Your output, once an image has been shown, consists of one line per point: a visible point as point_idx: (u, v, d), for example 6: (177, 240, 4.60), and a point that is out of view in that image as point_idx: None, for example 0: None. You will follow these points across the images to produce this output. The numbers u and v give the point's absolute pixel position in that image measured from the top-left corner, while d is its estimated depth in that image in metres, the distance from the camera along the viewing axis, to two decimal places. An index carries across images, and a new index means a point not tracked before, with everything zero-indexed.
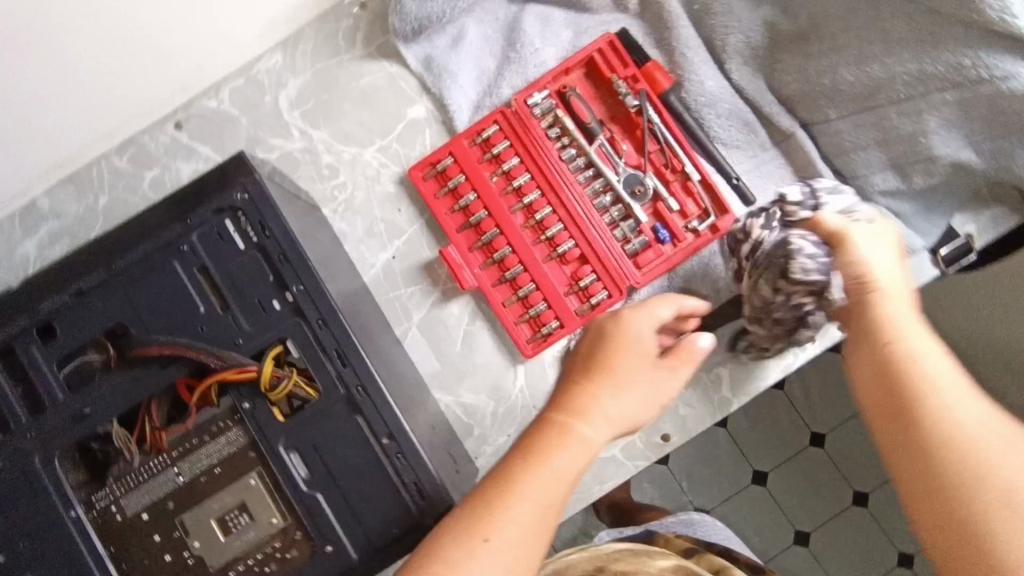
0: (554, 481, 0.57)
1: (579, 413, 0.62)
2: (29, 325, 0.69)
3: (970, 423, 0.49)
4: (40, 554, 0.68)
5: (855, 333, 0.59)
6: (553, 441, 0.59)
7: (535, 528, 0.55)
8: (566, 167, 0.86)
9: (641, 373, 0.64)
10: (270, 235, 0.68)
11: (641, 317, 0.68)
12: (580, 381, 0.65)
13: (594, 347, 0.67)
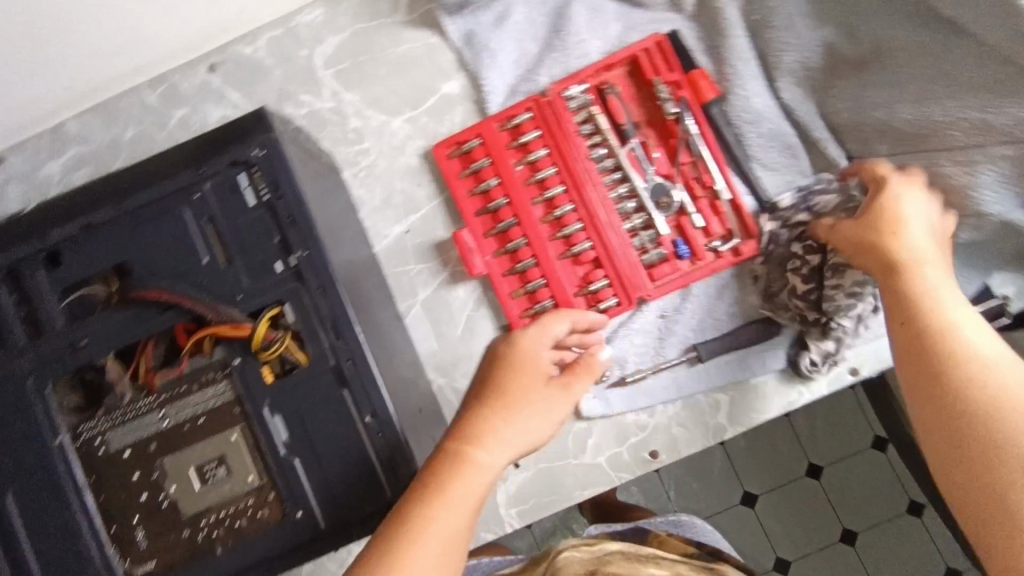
0: (452, 512, 0.58)
1: (474, 438, 0.63)
2: (37, 249, 0.69)
3: (1013, 384, 0.53)
4: (19, 477, 0.67)
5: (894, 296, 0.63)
6: (450, 476, 0.60)
7: (442, 560, 0.57)
8: (594, 165, 0.83)
9: (534, 396, 0.67)
10: (282, 194, 0.67)
11: (531, 337, 0.71)
12: (475, 409, 0.66)
13: (491, 375, 0.68)
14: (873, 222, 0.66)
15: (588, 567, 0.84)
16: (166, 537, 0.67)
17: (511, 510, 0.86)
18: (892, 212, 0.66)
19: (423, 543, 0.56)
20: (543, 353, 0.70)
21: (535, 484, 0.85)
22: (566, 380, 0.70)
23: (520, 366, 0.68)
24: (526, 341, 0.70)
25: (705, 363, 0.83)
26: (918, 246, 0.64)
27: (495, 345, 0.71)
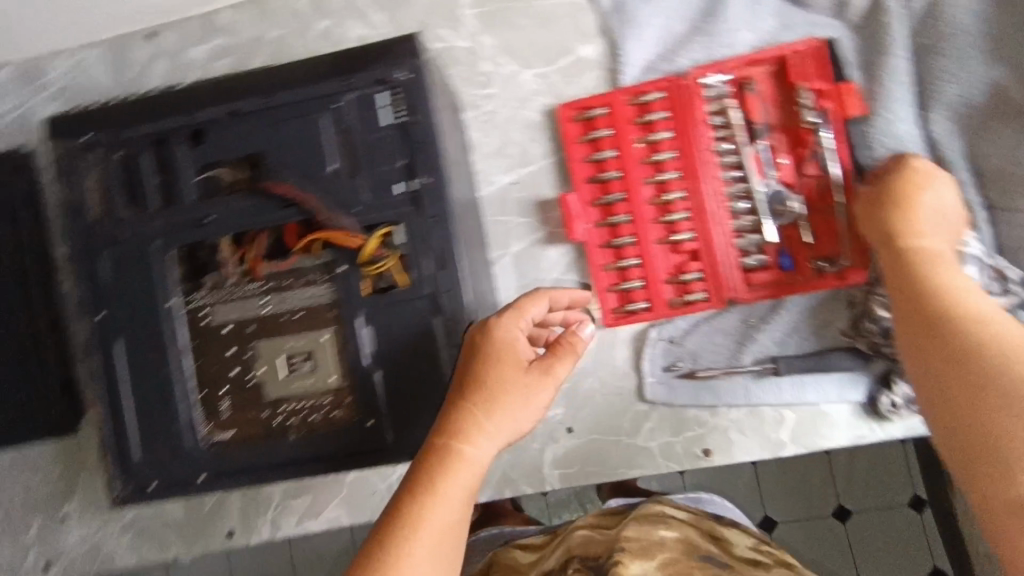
0: (445, 508, 0.60)
1: (461, 434, 0.63)
2: (184, 124, 0.73)
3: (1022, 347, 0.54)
4: (130, 330, 0.73)
5: (903, 274, 0.65)
6: (440, 474, 0.61)
7: (437, 554, 0.59)
8: (715, 158, 0.82)
9: (511, 390, 0.65)
10: (416, 120, 0.69)
11: (506, 324, 0.67)
12: (457, 403, 0.65)
13: (470, 368, 0.66)
14: (891, 197, 0.69)
15: (604, 548, 0.89)
16: (247, 412, 0.73)
17: (554, 470, 0.88)
18: (911, 193, 0.68)
19: (418, 543, 0.58)
20: (521, 346, 0.67)
21: (583, 452, 0.88)
22: (544, 364, 0.68)
23: (500, 363, 0.66)
24: (504, 334, 0.67)
25: (781, 376, 0.81)
26: (930, 225, 0.67)
27: (471, 333, 0.68)
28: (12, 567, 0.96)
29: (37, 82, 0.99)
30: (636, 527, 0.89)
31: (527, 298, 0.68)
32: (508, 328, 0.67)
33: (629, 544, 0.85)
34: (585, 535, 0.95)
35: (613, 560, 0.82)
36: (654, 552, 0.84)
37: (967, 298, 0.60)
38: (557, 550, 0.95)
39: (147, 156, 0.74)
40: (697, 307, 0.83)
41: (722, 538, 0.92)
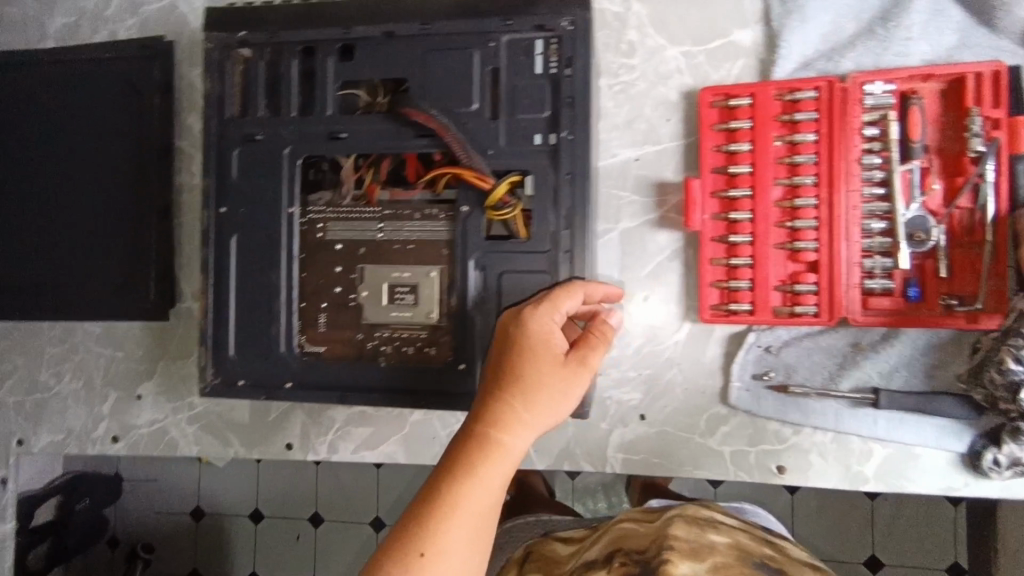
0: (484, 492, 0.59)
1: (499, 423, 0.61)
2: (336, 38, 0.72)
3: None
4: (248, 230, 0.74)
5: None
6: (480, 461, 0.59)
7: (474, 533, 0.58)
8: (859, 170, 0.77)
9: (548, 382, 0.62)
10: (571, 73, 0.67)
11: (541, 317, 0.64)
12: (493, 392, 0.62)
13: (506, 359, 0.63)
14: None
15: (650, 540, 0.82)
16: (342, 332, 0.74)
17: (617, 454, 0.87)
18: None
19: (455, 524, 0.58)
20: (556, 339, 0.64)
21: (651, 443, 0.86)
22: (580, 356, 0.64)
23: (535, 356, 0.63)
24: (537, 328, 0.63)
25: (878, 409, 0.78)
26: None
27: (505, 323, 0.65)
28: (82, 433, 1.00)
29: None
30: (687, 526, 0.83)
31: (562, 291, 0.64)
32: (542, 320, 0.64)
33: (678, 544, 0.78)
34: (630, 529, 0.89)
35: (660, 560, 0.75)
36: (705, 554, 0.76)
37: None
38: (598, 542, 0.89)
39: (294, 62, 0.73)
40: (805, 321, 0.79)
41: (779, 547, 0.85)
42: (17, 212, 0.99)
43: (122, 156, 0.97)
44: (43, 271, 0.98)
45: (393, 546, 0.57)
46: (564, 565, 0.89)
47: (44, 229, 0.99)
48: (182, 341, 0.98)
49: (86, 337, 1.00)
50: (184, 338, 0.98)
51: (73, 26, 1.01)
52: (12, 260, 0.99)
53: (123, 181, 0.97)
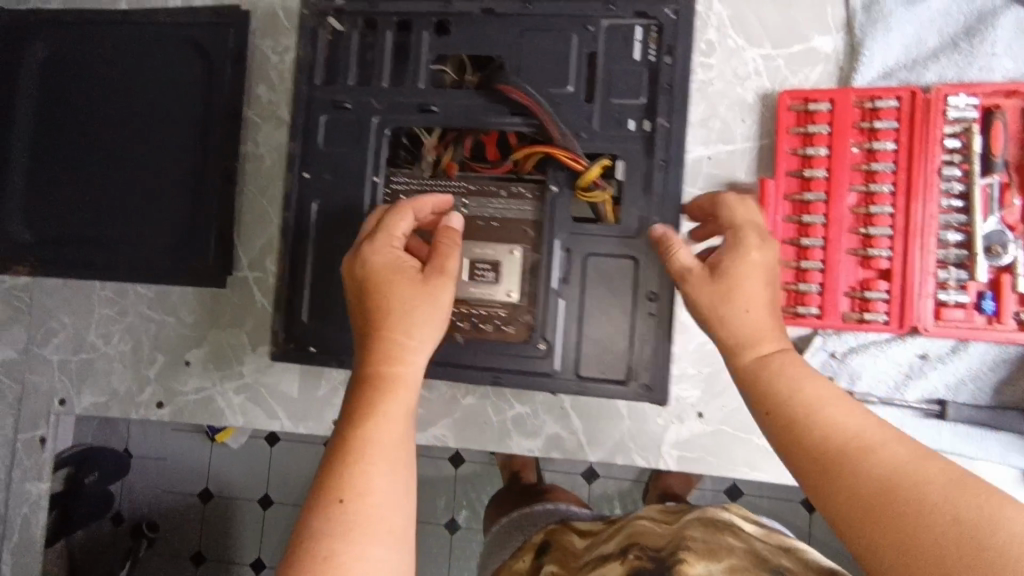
0: (390, 423, 0.58)
1: (378, 357, 0.61)
2: (434, 12, 0.72)
3: (854, 424, 0.52)
4: (331, 197, 0.74)
5: (762, 396, 0.58)
6: (377, 394, 0.59)
7: (393, 470, 0.56)
8: (938, 180, 0.78)
9: (413, 302, 0.63)
10: (671, 61, 0.67)
11: (381, 249, 0.65)
12: (365, 337, 0.63)
13: (365, 301, 0.64)
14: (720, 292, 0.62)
15: (665, 538, 0.77)
16: None
17: (672, 450, 0.88)
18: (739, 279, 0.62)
19: (370, 461, 0.56)
20: (406, 265, 0.65)
21: (706, 441, 0.87)
22: (436, 268, 0.65)
23: (391, 285, 0.63)
24: (383, 259, 0.65)
25: (945, 420, 0.79)
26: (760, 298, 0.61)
27: (351, 271, 0.65)
28: (127, 396, 0.99)
29: None
30: (711, 524, 0.76)
31: (393, 218, 0.65)
32: (384, 256, 0.65)
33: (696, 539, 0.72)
34: (648, 526, 0.84)
35: (677, 552, 0.69)
36: (722, 555, 0.68)
37: (813, 388, 0.56)
38: (615, 537, 0.84)
39: (390, 32, 0.73)
40: (873, 327, 0.80)
41: (803, 550, 0.73)
42: (80, 171, 0.98)
43: (189, 120, 0.96)
44: (101, 231, 0.97)
45: (309, 512, 0.54)
46: (580, 560, 0.85)
47: (105, 188, 0.98)
48: (235, 310, 0.97)
49: (137, 300, 0.99)
50: (238, 308, 0.97)
51: None
52: (70, 218, 0.98)
53: (189, 145, 0.96)
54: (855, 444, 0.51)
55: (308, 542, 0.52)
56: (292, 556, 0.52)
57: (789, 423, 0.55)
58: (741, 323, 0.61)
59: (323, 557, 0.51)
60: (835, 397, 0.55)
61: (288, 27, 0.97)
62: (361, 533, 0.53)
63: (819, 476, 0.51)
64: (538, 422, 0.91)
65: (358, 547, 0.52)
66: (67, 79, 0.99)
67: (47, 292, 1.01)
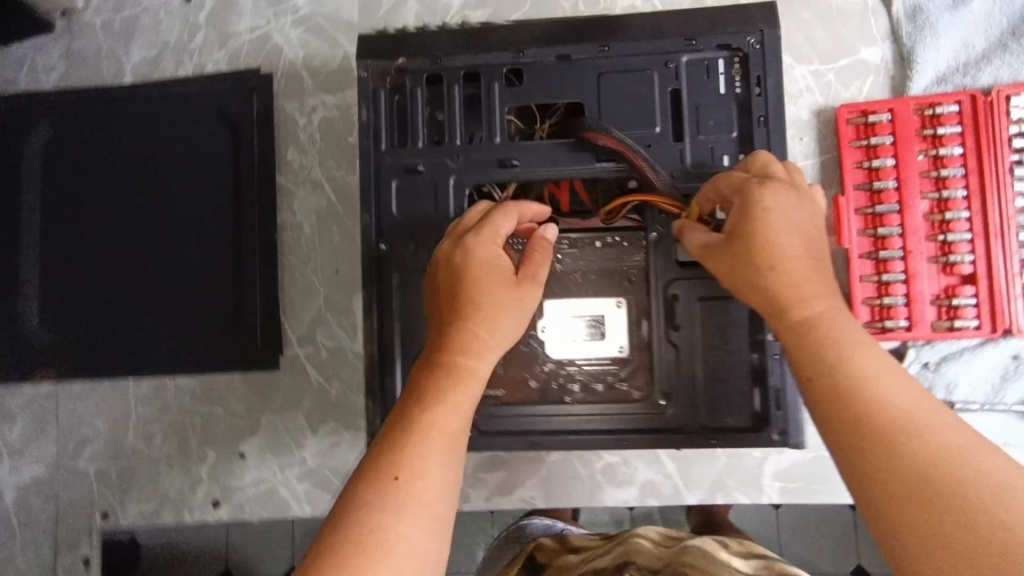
0: (457, 414, 0.54)
1: (449, 346, 0.58)
2: (505, 62, 0.68)
3: (911, 403, 0.46)
4: (413, 267, 0.69)
5: (804, 355, 0.51)
6: (451, 384, 0.55)
7: (449, 461, 0.51)
8: (1010, 179, 0.79)
9: (503, 299, 0.60)
10: (761, 92, 0.65)
11: (483, 243, 0.62)
12: (448, 324, 0.59)
13: (448, 289, 0.60)
14: (746, 254, 0.55)
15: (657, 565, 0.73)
16: (522, 374, 0.69)
17: (774, 482, 0.85)
18: (760, 237, 0.55)
19: (430, 446, 0.51)
20: (501, 261, 0.62)
21: (808, 469, 0.85)
22: (529, 272, 0.62)
23: (482, 279, 0.60)
24: (483, 253, 0.61)
25: None
26: (793, 256, 0.54)
27: (447, 257, 0.62)
28: (179, 498, 0.91)
29: (280, 4, 0.94)
30: (705, 557, 0.72)
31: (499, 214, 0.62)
32: (485, 246, 0.61)
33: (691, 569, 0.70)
34: (649, 544, 0.79)
35: None
36: None
37: (866, 357, 0.49)
38: (613, 551, 0.81)
39: (458, 87, 0.69)
40: (966, 334, 0.79)
41: None
42: (111, 260, 0.93)
43: (220, 196, 0.92)
44: (139, 321, 0.92)
45: (357, 484, 0.49)
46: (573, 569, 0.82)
47: (138, 275, 0.93)
48: (287, 391, 0.91)
49: (178, 392, 0.92)
50: (290, 389, 0.91)
51: (155, 60, 0.94)
52: (102, 310, 0.93)
53: (222, 222, 0.91)
54: (904, 424, 0.44)
55: (351, 515, 0.47)
56: (328, 530, 0.47)
57: (834, 389, 0.48)
58: (771, 284, 0.54)
59: (366, 531, 0.46)
60: (890, 372, 0.48)
61: (312, 86, 0.92)
62: (412, 517, 0.47)
63: (861, 457, 0.44)
64: (630, 470, 0.88)
65: (405, 529, 0.47)
66: (84, 168, 0.95)
67: (76, 397, 0.94)
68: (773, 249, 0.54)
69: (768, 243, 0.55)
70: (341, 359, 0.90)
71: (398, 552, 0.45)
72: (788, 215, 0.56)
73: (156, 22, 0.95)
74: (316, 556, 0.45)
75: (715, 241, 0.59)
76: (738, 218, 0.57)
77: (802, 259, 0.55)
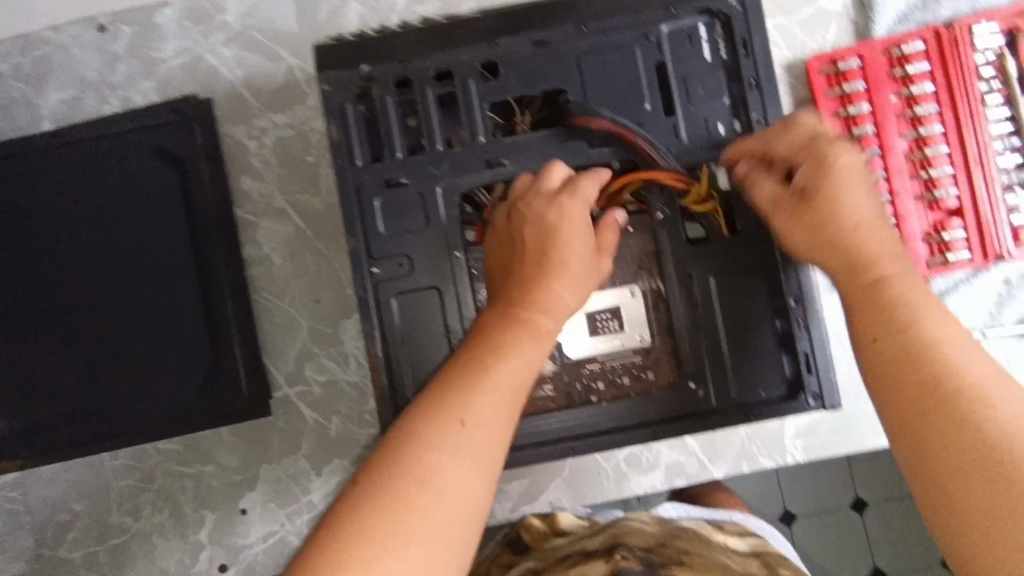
0: (519, 369, 0.54)
1: (521, 301, 0.58)
2: (477, 56, 0.64)
3: (988, 373, 0.45)
4: (411, 287, 0.64)
5: (866, 316, 0.52)
6: (519, 334, 0.56)
7: (497, 425, 0.52)
8: (983, 109, 0.80)
9: (582, 262, 0.60)
10: (748, 54, 0.63)
11: (573, 204, 0.60)
12: (524, 278, 0.59)
13: (531, 242, 0.60)
14: (814, 214, 0.56)
15: (658, 539, 0.76)
16: (542, 378, 0.65)
17: (796, 441, 0.83)
18: (831, 197, 0.55)
19: (477, 407, 0.51)
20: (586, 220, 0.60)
21: (827, 422, 0.82)
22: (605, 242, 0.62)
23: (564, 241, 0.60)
24: (575, 218, 0.60)
25: None
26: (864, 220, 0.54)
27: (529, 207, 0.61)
28: (181, 569, 0.84)
29: (208, 23, 0.86)
30: (698, 539, 0.77)
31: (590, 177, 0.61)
32: (569, 207, 0.60)
33: (688, 558, 0.71)
34: (641, 528, 0.79)
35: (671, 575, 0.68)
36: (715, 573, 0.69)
37: (939, 323, 0.48)
38: (599, 533, 0.80)
39: (432, 89, 0.64)
40: (960, 266, 0.80)
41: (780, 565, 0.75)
42: (63, 326, 0.85)
43: (177, 241, 0.84)
44: (106, 388, 0.84)
45: (420, 422, 0.50)
46: (557, 549, 0.80)
47: (97, 339, 0.85)
48: (283, 435, 0.84)
49: (160, 458, 0.85)
50: (285, 433, 0.84)
51: (74, 98, 0.87)
52: (63, 383, 0.85)
53: (182, 267, 0.84)
54: (974, 393, 0.44)
55: (407, 446, 0.49)
56: (385, 455, 0.49)
57: (902, 354, 0.48)
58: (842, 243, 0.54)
59: (425, 467, 0.48)
60: (962, 340, 0.47)
61: (258, 107, 0.85)
62: (453, 454, 0.49)
63: (920, 424, 0.45)
64: (653, 454, 0.84)
65: (463, 474, 0.49)
66: (14, 230, 0.86)
67: (47, 480, 0.85)
68: (845, 212, 0.55)
69: (835, 201, 0.55)
70: (336, 394, 0.84)
71: (452, 500, 0.47)
72: (856, 177, 0.56)
73: (72, 60, 0.87)
74: (369, 480, 0.48)
75: (784, 202, 0.58)
76: (810, 176, 0.57)
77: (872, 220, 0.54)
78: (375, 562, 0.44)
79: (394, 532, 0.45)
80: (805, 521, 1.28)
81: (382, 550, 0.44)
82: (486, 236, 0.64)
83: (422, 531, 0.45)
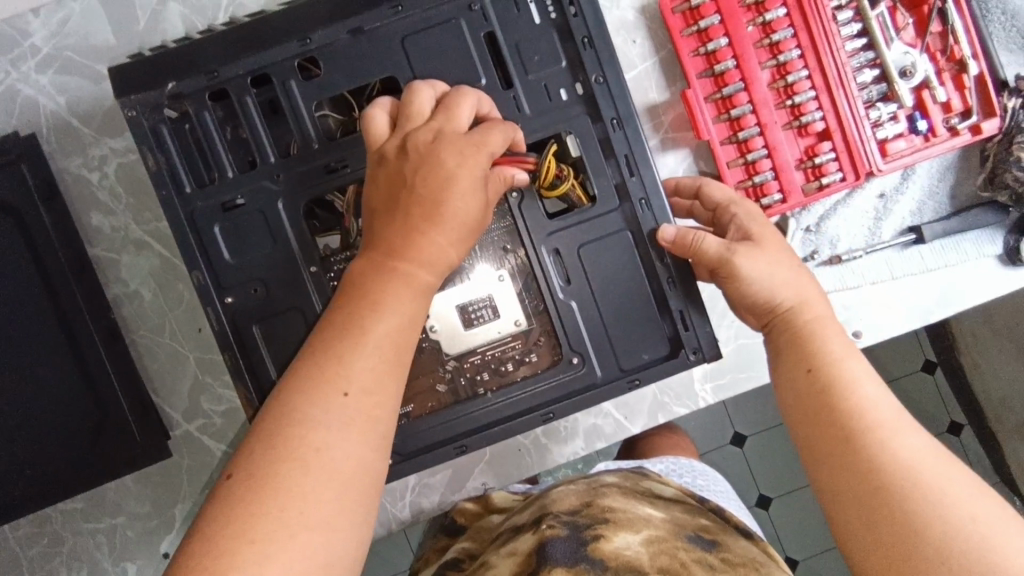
0: (392, 319, 0.49)
1: (399, 248, 0.51)
2: (293, 54, 0.60)
3: (886, 415, 0.51)
4: (270, 312, 0.61)
5: (789, 353, 0.57)
6: (385, 284, 0.50)
7: (385, 382, 0.48)
8: (838, 27, 0.78)
9: (465, 206, 0.52)
10: (577, 10, 0.60)
11: (462, 152, 0.52)
12: (403, 219, 0.52)
13: (410, 183, 0.52)
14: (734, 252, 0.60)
15: (583, 499, 0.72)
16: (427, 379, 0.65)
17: (706, 384, 0.83)
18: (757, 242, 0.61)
19: (352, 376, 0.47)
20: (475, 163, 0.53)
21: (731, 360, 0.83)
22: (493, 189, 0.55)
23: (447, 179, 0.52)
24: (468, 166, 0.52)
25: (924, 244, 0.82)
26: (789, 271, 0.60)
27: (417, 146, 0.53)
28: None
29: (16, 50, 0.78)
30: (622, 494, 0.74)
31: (491, 126, 0.54)
32: (454, 138, 0.53)
33: (613, 515, 0.68)
34: (568, 492, 0.75)
35: (598, 536, 0.64)
36: (639, 525, 0.67)
37: (848, 365, 0.54)
38: (530, 505, 0.75)
39: (251, 97, 0.60)
40: (835, 189, 0.80)
41: (712, 526, 0.72)
42: None
43: (23, 296, 0.76)
44: None
45: (299, 395, 0.46)
46: (492, 530, 0.75)
47: None
48: (192, 472, 0.81)
49: (65, 518, 0.82)
50: (193, 470, 0.81)
51: None
52: None
53: (32, 324, 0.76)
54: (877, 434, 0.50)
55: (285, 424, 0.45)
56: (260, 434, 0.45)
57: (820, 392, 0.53)
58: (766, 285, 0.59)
59: (308, 448, 0.44)
60: (869, 379, 0.53)
61: (91, 134, 0.79)
62: (330, 424, 0.45)
63: (835, 457, 0.51)
64: (569, 423, 0.85)
65: (349, 447, 0.45)
66: None
67: None
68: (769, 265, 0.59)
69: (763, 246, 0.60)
70: (238, 419, 0.81)
71: (340, 478, 0.44)
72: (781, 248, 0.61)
73: None
74: (248, 468, 0.44)
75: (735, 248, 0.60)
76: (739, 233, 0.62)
77: (802, 280, 0.59)
78: (263, 556, 0.40)
79: (282, 516, 0.42)
80: (747, 442, 1.32)
81: (269, 533, 0.41)
82: (368, 174, 0.55)
83: (313, 516, 0.42)
